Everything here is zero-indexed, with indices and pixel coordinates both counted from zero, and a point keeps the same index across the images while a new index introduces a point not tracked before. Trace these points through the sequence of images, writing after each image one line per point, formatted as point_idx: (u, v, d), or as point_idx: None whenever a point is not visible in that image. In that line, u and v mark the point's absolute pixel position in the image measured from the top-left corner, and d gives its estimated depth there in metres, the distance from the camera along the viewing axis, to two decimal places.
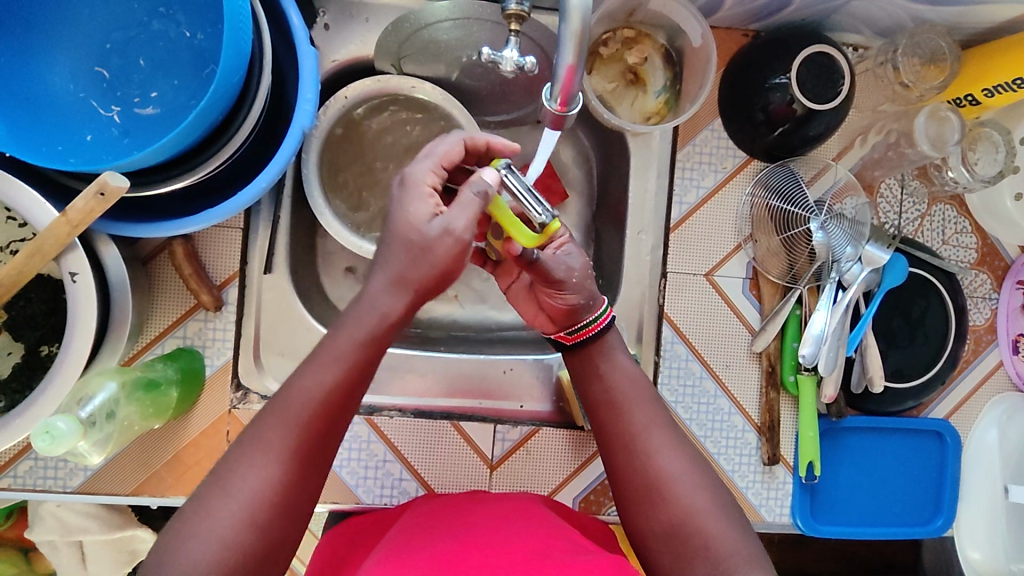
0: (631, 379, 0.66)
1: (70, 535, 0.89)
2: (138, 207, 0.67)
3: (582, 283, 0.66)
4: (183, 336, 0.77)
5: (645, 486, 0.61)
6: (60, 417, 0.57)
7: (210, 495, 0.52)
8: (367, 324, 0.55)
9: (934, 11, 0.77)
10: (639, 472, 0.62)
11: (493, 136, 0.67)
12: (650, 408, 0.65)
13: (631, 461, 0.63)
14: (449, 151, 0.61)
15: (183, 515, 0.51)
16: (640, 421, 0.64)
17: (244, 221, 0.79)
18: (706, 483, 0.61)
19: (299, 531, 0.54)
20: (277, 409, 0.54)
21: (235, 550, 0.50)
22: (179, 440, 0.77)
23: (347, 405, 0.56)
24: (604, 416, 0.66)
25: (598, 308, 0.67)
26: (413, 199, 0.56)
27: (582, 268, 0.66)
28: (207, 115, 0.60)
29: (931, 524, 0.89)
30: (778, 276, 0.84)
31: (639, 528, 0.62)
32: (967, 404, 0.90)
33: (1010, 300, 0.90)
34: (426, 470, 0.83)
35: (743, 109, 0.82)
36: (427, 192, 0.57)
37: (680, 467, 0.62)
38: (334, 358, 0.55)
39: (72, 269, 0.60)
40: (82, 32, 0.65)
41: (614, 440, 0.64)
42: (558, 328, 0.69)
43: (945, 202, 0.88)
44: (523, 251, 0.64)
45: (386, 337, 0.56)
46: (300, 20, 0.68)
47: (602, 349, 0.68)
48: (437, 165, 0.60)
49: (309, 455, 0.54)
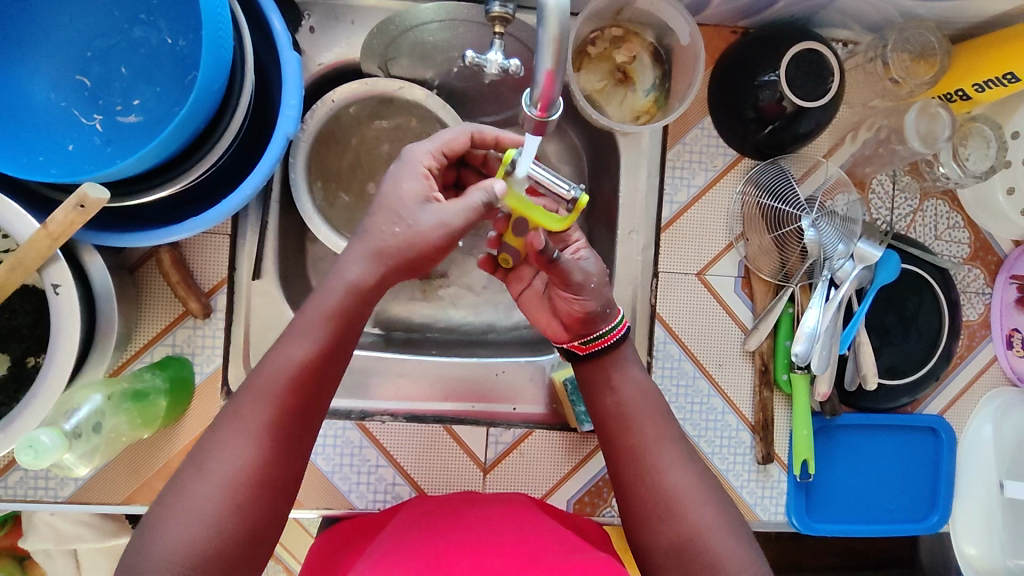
0: (643, 393, 0.67)
1: (64, 543, 0.89)
2: (121, 216, 0.67)
3: (599, 289, 0.66)
4: (172, 344, 0.76)
5: (657, 504, 0.61)
6: (44, 431, 0.56)
7: (186, 476, 0.53)
8: (335, 298, 0.57)
9: (924, 6, 0.76)
10: (651, 489, 0.62)
11: (506, 133, 0.68)
12: (661, 425, 0.66)
13: (642, 479, 0.63)
14: (454, 140, 0.64)
15: (170, 530, 0.50)
16: (651, 436, 0.65)
17: (231, 226, 0.79)
18: (716, 500, 0.61)
19: (275, 521, 0.55)
20: (251, 393, 0.55)
21: (211, 544, 0.51)
22: (170, 448, 0.76)
23: (322, 383, 0.57)
24: (615, 427, 0.66)
25: (614, 319, 0.68)
26: (407, 179, 0.60)
27: (599, 273, 0.66)
28: (188, 124, 0.60)
29: (926, 521, 0.89)
30: (769, 275, 0.84)
31: (646, 548, 0.61)
32: (961, 400, 0.90)
33: (1004, 295, 0.90)
34: (419, 475, 0.83)
35: (733, 107, 0.81)
36: (422, 174, 0.60)
37: (689, 484, 0.62)
38: (304, 333, 0.56)
39: (54, 281, 0.59)
40: (61, 39, 0.64)
41: (623, 454, 0.65)
42: (572, 337, 0.69)
43: (937, 198, 0.87)
44: (545, 248, 0.63)
45: (353, 315, 0.58)
46: (282, 24, 0.67)
47: (617, 361, 0.68)
48: (438, 149, 0.63)
49: (288, 435, 0.55)
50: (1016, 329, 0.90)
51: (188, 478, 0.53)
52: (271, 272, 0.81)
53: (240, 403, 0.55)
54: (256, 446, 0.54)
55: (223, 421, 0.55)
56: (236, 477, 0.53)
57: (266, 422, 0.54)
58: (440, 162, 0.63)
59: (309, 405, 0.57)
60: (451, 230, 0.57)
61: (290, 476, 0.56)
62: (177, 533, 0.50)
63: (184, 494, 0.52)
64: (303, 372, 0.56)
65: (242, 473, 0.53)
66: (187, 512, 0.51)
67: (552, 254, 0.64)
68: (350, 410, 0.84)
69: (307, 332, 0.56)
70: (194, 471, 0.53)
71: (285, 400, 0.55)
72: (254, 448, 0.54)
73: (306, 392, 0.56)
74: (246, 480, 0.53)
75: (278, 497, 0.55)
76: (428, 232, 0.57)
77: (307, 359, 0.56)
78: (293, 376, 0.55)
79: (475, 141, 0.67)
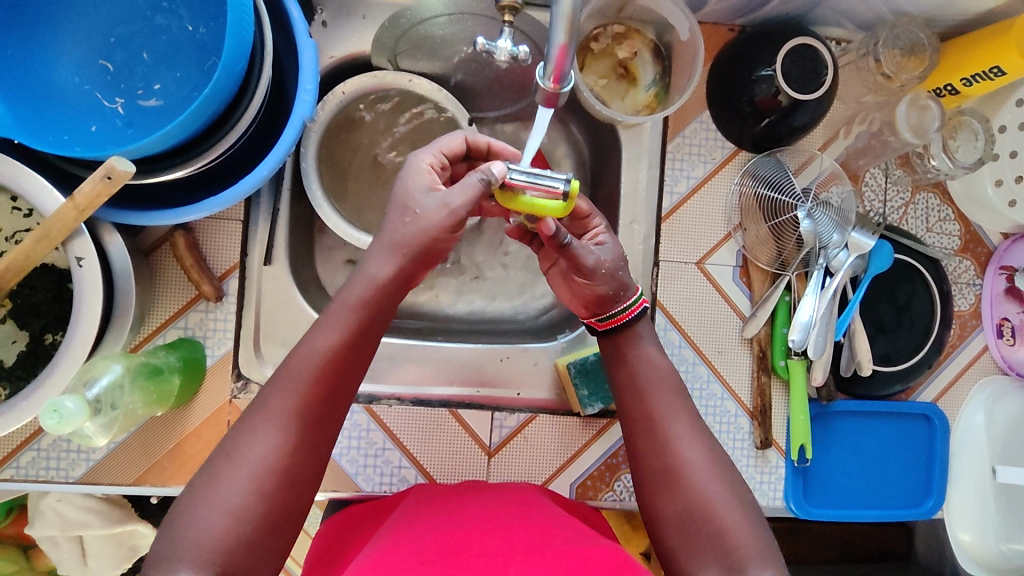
0: (656, 368, 0.69)
1: (70, 529, 0.89)
2: (138, 197, 0.69)
3: (611, 275, 0.68)
4: (185, 327, 0.78)
5: (663, 471, 0.63)
6: (68, 397, 0.58)
7: (241, 466, 0.55)
8: (359, 292, 0.61)
9: (914, 3, 0.79)
10: (662, 458, 0.64)
11: (497, 139, 0.71)
12: (674, 399, 0.67)
13: (653, 447, 0.65)
14: (451, 143, 0.67)
15: (199, 515, 0.52)
16: (662, 409, 0.66)
17: (243, 212, 0.81)
18: (721, 471, 0.62)
19: (303, 500, 0.57)
20: (283, 384, 0.58)
21: (246, 518, 0.53)
22: (179, 430, 0.78)
23: (347, 369, 0.60)
24: (629, 400, 0.68)
25: (629, 298, 0.70)
26: (415, 177, 0.63)
27: (613, 259, 0.69)
28: (209, 105, 0.62)
29: (922, 506, 0.91)
30: (766, 263, 0.87)
31: (655, 518, 0.63)
32: (953, 389, 0.92)
33: (994, 286, 0.92)
34: (425, 458, 0.84)
35: (731, 101, 0.84)
36: (425, 171, 0.64)
37: (699, 457, 0.63)
38: (334, 323, 0.60)
39: (78, 253, 0.62)
40: (85, 25, 0.67)
41: (637, 424, 0.67)
42: (591, 314, 0.71)
43: (928, 191, 0.90)
44: (556, 233, 0.67)
45: (379, 308, 0.61)
46: (299, 13, 0.70)
47: (630, 338, 0.70)
48: (437, 151, 0.66)
49: (306, 419, 0.57)
50: (1006, 319, 0.93)
51: (221, 467, 0.55)
52: (282, 258, 0.83)
53: (269, 394, 0.58)
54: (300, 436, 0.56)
55: (252, 411, 0.58)
56: (261, 461, 0.55)
57: (294, 410, 0.57)
58: (441, 162, 0.66)
59: (341, 394, 0.60)
60: (454, 209, 0.60)
61: (315, 464, 0.58)
62: (200, 521, 0.52)
63: (223, 480, 0.54)
64: (328, 361, 0.59)
65: (268, 461, 0.55)
66: (218, 495, 0.53)
67: (564, 239, 0.68)
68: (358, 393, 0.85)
69: (332, 322, 0.60)
70: (244, 463, 0.55)
71: (325, 393, 0.59)
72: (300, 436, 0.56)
73: (331, 382, 0.59)
74: (266, 470, 0.55)
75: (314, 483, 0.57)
76: (447, 218, 0.60)
77: (331, 349, 0.59)
78: (318, 365, 0.59)
79: (471, 147, 0.70)
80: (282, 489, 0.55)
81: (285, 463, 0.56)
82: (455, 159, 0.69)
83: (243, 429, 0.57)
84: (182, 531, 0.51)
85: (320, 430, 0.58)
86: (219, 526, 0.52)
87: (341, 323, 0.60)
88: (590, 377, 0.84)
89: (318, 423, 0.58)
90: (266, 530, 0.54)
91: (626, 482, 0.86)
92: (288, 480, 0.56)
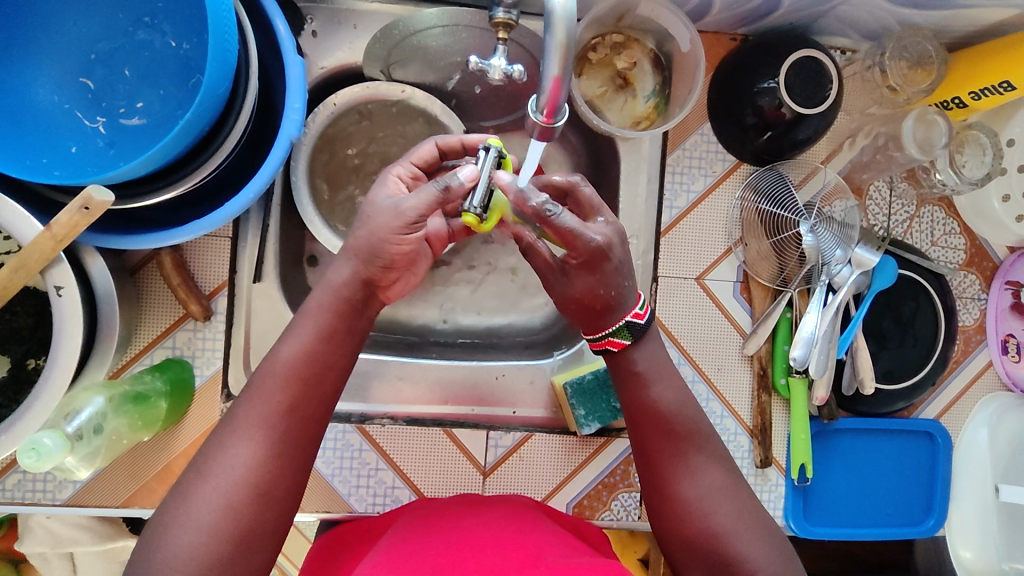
0: (662, 362, 0.66)
1: (59, 547, 0.86)
2: (123, 220, 0.67)
3: (567, 306, 0.65)
4: (173, 347, 0.77)
5: (673, 508, 0.62)
6: (46, 433, 0.57)
7: (209, 499, 0.52)
8: None
9: (920, 15, 0.77)
10: (675, 498, 0.62)
11: (474, 133, 0.67)
12: (681, 394, 0.65)
13: (665, 485, 0.63)
14: (421, 151, 0.65)
15: (172, 546, 0.50)
16: (679, 431, 0.63)
17: (231, 229, 0.78)
18: (731, 503, 0.61)
19: (280, 527, 0.55)
20: (259, 403, 0.56)
21: (217, 550, 0.50)
22: (169, 450, 0.76)
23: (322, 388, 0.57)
24: (629, 388, 0.65)
25: (619, 322, 0.63)
26: (379, 185, 0.62)
27: (567, 294, 0.64)
28: (193, 127, 0.59)
29: (922, 525, 0.89)
30: (768, 279, 0.85)
31: (668, 542, 0.62)
32: (957, 405, 0.90)
33: (999, 301, 0.91)
34: (419, 479, 0.83)
35: (732, 113, 0.82)
36: (386, 185, 0.63)
37: (711, 488, 0.61)
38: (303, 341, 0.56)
39: (57, 282, 0.60)
40: (62, 41, 0.65)
41: (654, 449, 0.64)
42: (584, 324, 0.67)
43: (933, 204, 0.89)
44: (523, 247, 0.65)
45: (351, 318, 0.61)
46: (286, 28, 0.67)
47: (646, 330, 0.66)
48: (407, 164, 0.65)
49: (287, 454, 0.55)
50: (1011, 334, 0.91)
51: (191, 484, 0.53)
52: (272, 274, 0.81)
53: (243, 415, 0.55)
54: (278, 470, 0.54)
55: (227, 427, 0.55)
56: (234, 495, 0.52)
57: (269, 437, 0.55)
58: (412, 174, 0.65)
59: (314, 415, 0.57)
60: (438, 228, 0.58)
61: (298, 476, 0.56)
62: (165, 564, 0.49)
63: (193, 512, 0.51)
64: None
65: (241, 492, 0.52)
66: (191, 513, 0.51)
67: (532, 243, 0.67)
68: (349, 413, 0.83)
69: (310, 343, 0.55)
70: (214, 495, 0.52)
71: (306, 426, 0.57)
72: (279, 470, 0.54)
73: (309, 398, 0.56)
74: (249, 496, 0.53)
75: (286, 506, 0.55)
76: None
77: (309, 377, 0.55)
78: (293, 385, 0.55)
79: (448, 150, 0.67)
80: (261, 513, 0.53)
81: (265, 475, 0.54)
82: (435, 166, 0.67)
83: (215, 449, 0.54)
84: (151, 564, 0.49)
85: (297, 444, 0.56)
86: (188, 557, 0.49)
87: (322, 333, 0.59)
88: (588, 397, 0.82)
89: (294, 454, 0.56)
90: (243, 556, 0.52)
91: (624, 502, 0.85)
92: (264, 514, 0.53)
